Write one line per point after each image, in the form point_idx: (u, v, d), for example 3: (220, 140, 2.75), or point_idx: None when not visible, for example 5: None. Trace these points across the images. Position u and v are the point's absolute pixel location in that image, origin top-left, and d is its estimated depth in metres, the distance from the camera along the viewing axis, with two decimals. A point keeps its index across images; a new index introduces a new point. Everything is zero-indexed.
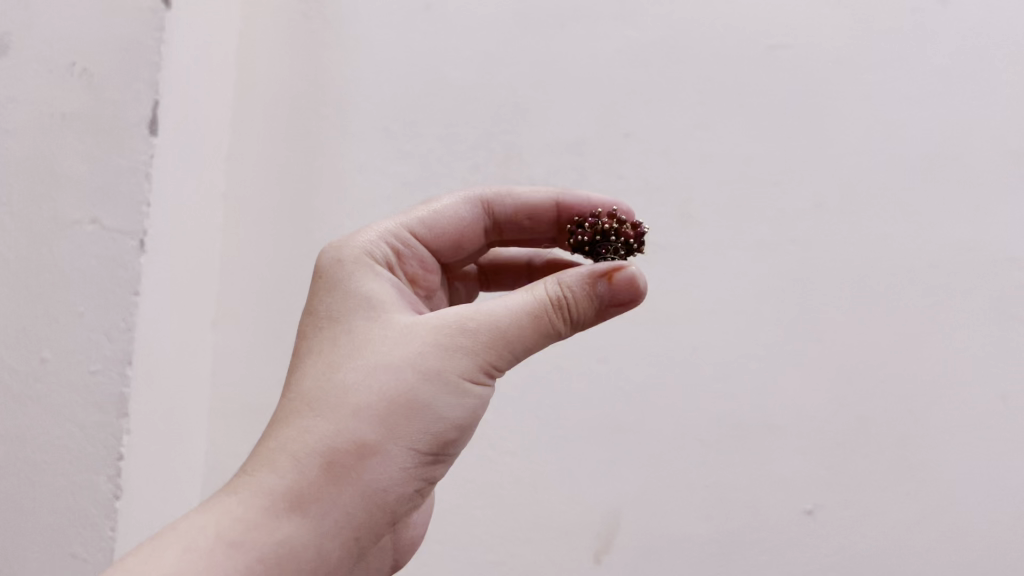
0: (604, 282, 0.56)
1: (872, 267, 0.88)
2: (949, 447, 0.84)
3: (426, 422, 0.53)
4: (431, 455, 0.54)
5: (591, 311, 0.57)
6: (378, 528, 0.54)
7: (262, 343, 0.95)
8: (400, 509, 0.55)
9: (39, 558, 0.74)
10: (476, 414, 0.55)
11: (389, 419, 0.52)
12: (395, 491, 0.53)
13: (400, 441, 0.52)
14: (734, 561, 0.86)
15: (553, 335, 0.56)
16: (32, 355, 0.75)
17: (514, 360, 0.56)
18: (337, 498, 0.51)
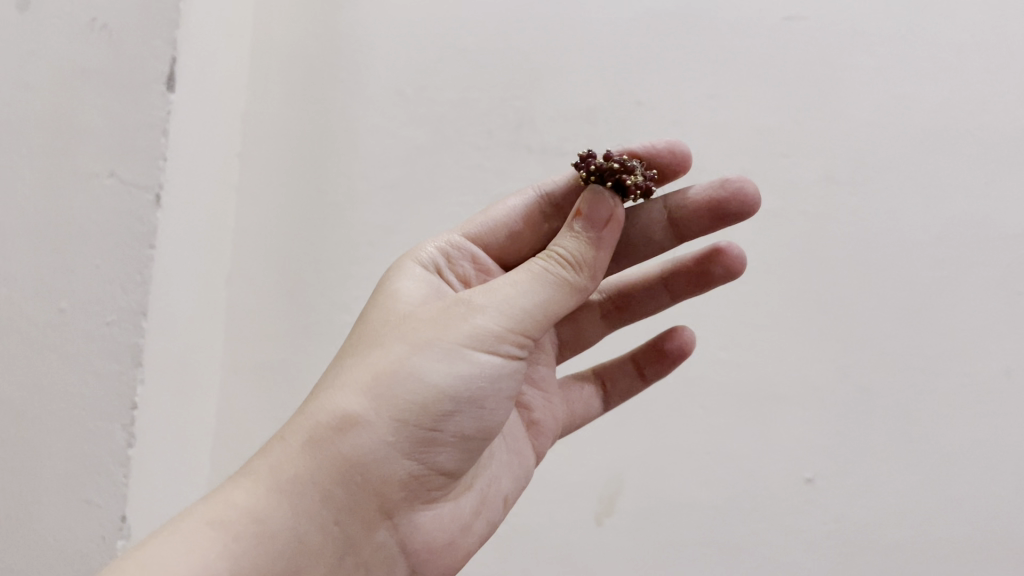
0: (586, 223, 0.56)
1: (881, 238, 0.87)
2: (951, 420, 0.84)
3: (411, 391, 0.53)
4: (423, 431, 0.53)
5: (588, 260, 0.55)
6: (366, 510, 0.54)
7: (275, 301, 0.99)
8: (392, 494, 0.54)
9: (55, 500, 0.78)
10: (478, 388, 0.54)
11: (372, 391, 0.53)
12: (377, 467, 0.53)
13: (382, 413, 0.52)
14: (732, 526, 0.87)
15: (557, 290, 0.54)
16: (51, 305, 0.79)
17: (518, 323, 0.54)
18: (318, 472, 0.53)
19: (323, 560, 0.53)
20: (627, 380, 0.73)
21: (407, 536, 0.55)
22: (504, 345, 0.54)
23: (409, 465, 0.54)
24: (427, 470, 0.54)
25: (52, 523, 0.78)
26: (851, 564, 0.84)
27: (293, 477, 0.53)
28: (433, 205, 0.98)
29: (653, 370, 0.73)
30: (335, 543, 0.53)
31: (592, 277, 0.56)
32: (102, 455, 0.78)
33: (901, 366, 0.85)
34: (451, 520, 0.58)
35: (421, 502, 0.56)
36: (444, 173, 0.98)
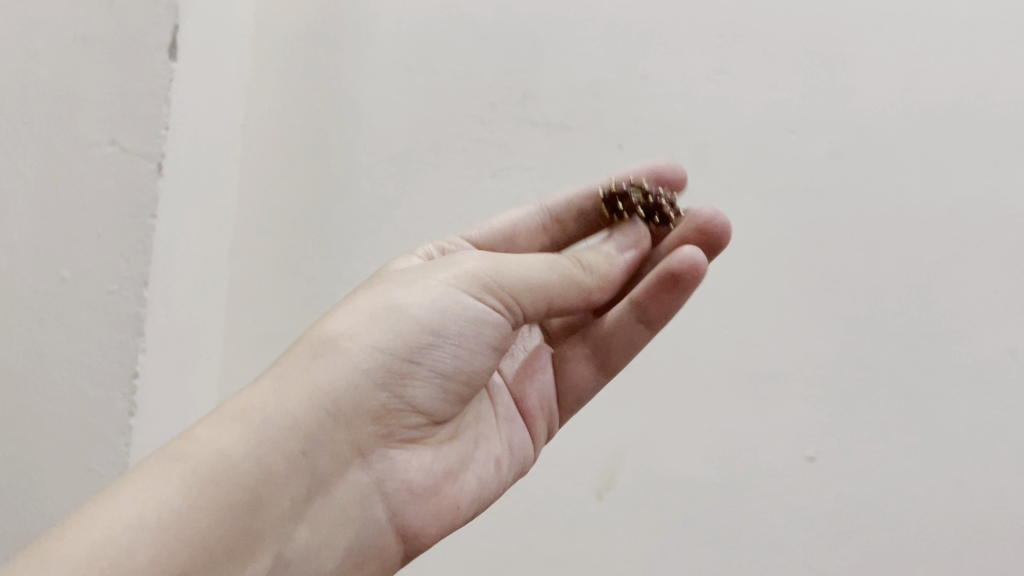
0: (614, 245, 0.63)
1: (888, 216, 0.86)
2: (954, 400, 0.83)
3: (390, 325, 0.54)
4: (400, 363, 0.54)
5: (600, 263, 0.61)
6: (339, 444, 0.53)
7: (278, 273, 0.99)
8: (365, 427, 0.54)
9: (58, 469, 0.78)
10: (461, 327, 0.56)
11: (351, 327, 0.55)
12: (352, 396, 0.53)
13: (358, 344, 0.54)
14: (733, 503, 0.87)
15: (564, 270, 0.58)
16: (52, 274, 0.78)
17: (518, 284, 0.56)
18: (288, 400, 0.52)
19: (288, 494, 0.50)
20: (623, 339, 0.67)
21: (383, 474, 0.55)
22: (494, 295, 0.56)
23: (384, 397, 0.54)
24: (402, 405, 0.55)
25: (52, 491, 0.78)
26: (849, 540, 0.85)
27: (260, 410, 0.51)
28: (436, 178, 0.97)
29: (653, 317, 0.65)
30: (300, 476, 0.51)
31: (602, 281, 0.60)
32: (105, 423, 0.78)
33: (905, 344, 0.85)
34: (432, 463, 0.58)
35: (396, 439, 0.56)
36: (447, 147, 0.97)
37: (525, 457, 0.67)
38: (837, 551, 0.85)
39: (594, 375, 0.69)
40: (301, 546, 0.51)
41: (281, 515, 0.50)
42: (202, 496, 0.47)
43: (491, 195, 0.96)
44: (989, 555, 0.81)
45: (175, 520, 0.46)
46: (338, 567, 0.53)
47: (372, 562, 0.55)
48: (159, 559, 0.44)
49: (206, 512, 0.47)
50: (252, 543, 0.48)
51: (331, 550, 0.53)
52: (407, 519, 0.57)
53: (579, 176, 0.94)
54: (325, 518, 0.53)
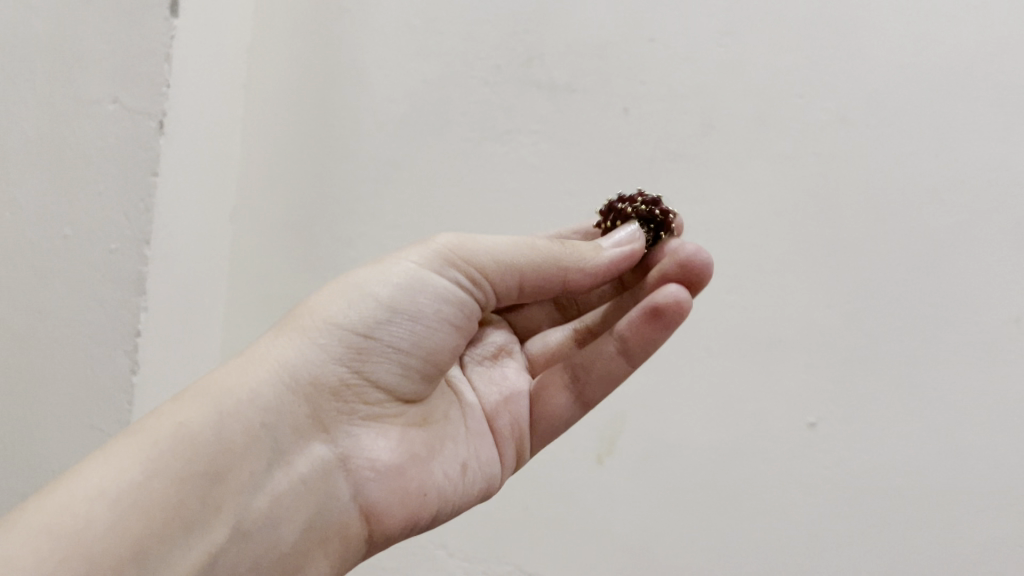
0: (609, 239, 0.60)
1: (897, 182, 0.85)
2: (957, 369, 0.83)
3: (350, 306, 0.56)
4: (357, 339, 0.55)
5: (582, 247, 0.59)
6: (298, 418, 0.53)
7: (282, 236, 1.00)
8: (325, 404, 0.54)
9: (67, 425, 0.81)
10: (421, 304, 0.56)
11: (315, 308, 0.57)
12: (309, 370, 0.54)
13: (319, 323, 0.56)
14: (733, 468, 0.88)
15: (538, 252, 0.58)
16: (55, 232, 0.80)
17: (495, 259, 0.58)
18: (249, 376, 0.53)
19: (246, 466, 0.51)
20: (602, 371, 0.64)
21: (349, 452, 0.55)
22: (454, 268, 0.57)
23: (339, 372, 0.55)
24: (361, 381, 0.55)
25: (59, 446, 0.81)
26: (849, 509, 0.85)
27: (221, 388, 0.52)
28: (440, 141, 0.97)
29: (635, 347, 0.62)
30: (260, 447, 0.51)
31: (579, 264, 0.58)
32: (109, 384, 0.79)
33: (908, 313, 0.84)
34: (398, 446, 0.56)
35: (359, 417, 0.56)
36: (451, 109, 0.97)
37: (492, 474, 0.62)
38: (835, 520, 0.85)
39: (570, 406, 0.65)
40: (259, 514, 0.50)
41: (243, 484, 0.50)
42: (161, 465, 0.48)
43: (495, 158, 0.95)
44: (987, 528, 0.81)
45: (135, 486, 0.47)
46: (300, 540, 0.52)
47: (335, 540, 0.54)
48: (117, 520, 0.46)
49: (165, 478, 0.48)
50: (205, 512, 0.48)
51: (290, 522, 0.51)
52: (372, 500, 0.55)
53: (583, 141, 0.93)
54: (284, 489, 0.52)
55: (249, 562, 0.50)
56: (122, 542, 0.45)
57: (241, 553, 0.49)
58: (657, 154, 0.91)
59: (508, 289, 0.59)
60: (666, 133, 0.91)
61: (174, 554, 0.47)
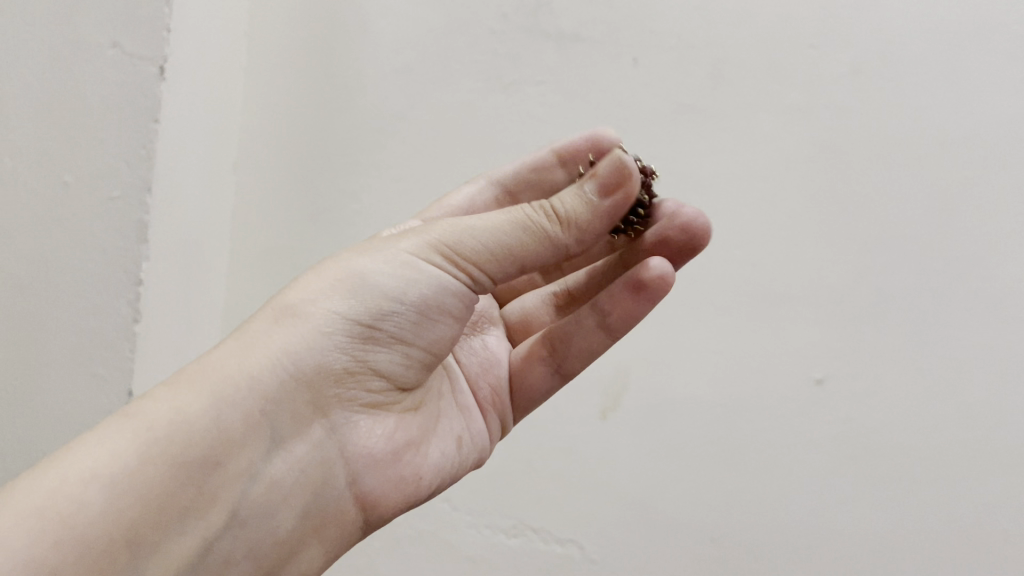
0: (598, 183, 0.52)
1: (908, 135, 0.84)
2: (967, 326, 0.82)
3: (354, 290, 0.53)
4: (362, 329, 0.53)
5: (579, 219, 0.52)
6: (298, 405, 0.52)
7: (286, 190, 0.99)
8: (325, 389, 0.53)
9: (67, 373, 0.81)
10: (429, 297, 0.54)
11: (316, 291, 0.54)
12: (313, 357, 0.52)
13: (322, 306, 0.53)
14: (739, 425, 0.87)
15: (533, 237, 0.52)
16: (56, 179, 0.79)
17: (496, 255, 0.52)
18: (250, 362, 0.51)
19: (244, 453, 0.50)
20: (581, 345, 0.64)
21: (346, 437, 0.54)
22: (451, 262, 0.53)
23: (343, 360, 0.53)
24: (364, 370, 0.54)
25: (61, 395, 0.81)
26: (854, 465, 0.84)
27: (220, 372, 0.51)
28: (445, 94, 0.96)
29: (616, 321, 0.62)
30: (258, 435, 0.50)
31: (578, 240, 0.53)
32: (111, 331, 0.79)
33: (918, 269, 0.83)
34: (395, 432, 0.57)
35: (358, 403, 0.55)
36: (457, 60, 0.95)
37: (481, 446, 0.64)
38: (840, 476, 0.85)
39: (547, 377, 0.66)
40: (256, 501, 0.50)
41: (240, 471, 0.50)
42: (156, 452, 0.47)
43: (502, 111, 0.94)
44: (993, 484, 0.81)
45: (128, 472, 0.46)
46: (297, 527, 0.52)
47: (331, 526, 0.54)
48: (111, 506, 0.45)
49: (160, 465, 0.47)
50: (201, 500, 0.48)
51: (287, 511, 0.52)
52: (366, 488, 0.55)
53: (591, 93, 0.91)
54: (281, 477, 0.51)
55: (246, 548, 0.50)
56: (114, 529, 0.45)
57: (236, 539, 0.50)
58: (666, 107, 0.90)
59: (506, 274, 0.53)
60: (676, 85, 0.89)
61: (167, 541, 0.47)
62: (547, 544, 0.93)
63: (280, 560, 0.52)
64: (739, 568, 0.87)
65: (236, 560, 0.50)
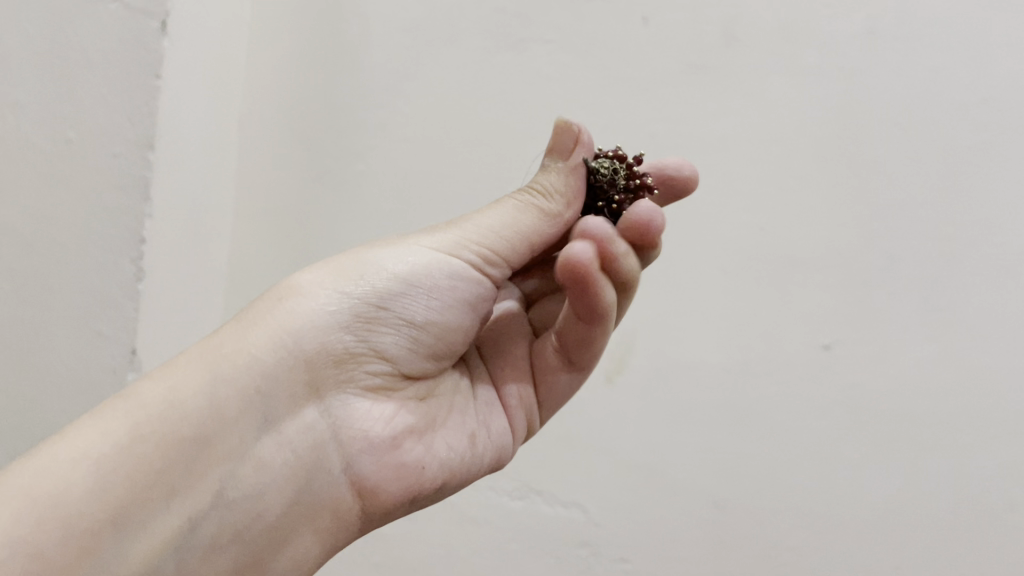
0: (557, 150, 0.59)
1: (922, 98, 0.82)
2: (978, 292, 0.81)
3: (360, 274, 0.56)
4: (367, 309, 0.55)
5: (559, 186, 0.58)
6: (296, 385, 0.53)
7: (292, 152, 0.99)
8: (326, 371, 0.54)
9: (70, 332, 0.81)
10: (434, 280, 0.57)
11: (323, 279, 0.56)
12: (314, 335, 0.53)
13: (327, 288, 0.55)
14: (745, 390, 0.87)
15: (536, 214, 0.58)
16: (60, 135, 0.79)
17: (514, 248, 0.58)
18: (252, 341, 0.52)
19: (236, 431, 0.50)
20: (575, 337, 0.60)
21: (343, 421, 0.54)
22: (469, 250, 0.58)
23: (347, 341, 0.55)
24: (366, 350, 0.55)
25: (64, 353, 0.81)
26: (861, 431, 0.84)
27: (221, 351, 0.52)
28: (452, 52, 0.94)
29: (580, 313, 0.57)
30: (252, 414, 0.51)
31: (566, 202, 0.58)
32: (112, 288, 0.79)
33: (930, 233, 0.82)
34: (396, 417, 0.56)
35: (359, 386, 0.55)
36: (464, 19, 0.94)
37: (503, 445, 0.62)
38: (846, 442, 0.84)
39: (565, 369, 0.64)
40: (245, 482, 0.50)
41: (231, 450, 0.50)
42: (149, 428, 0.47)
43: (509, 71, 0.93)
44: (1001, 451, 0.81)
45: (120, 448, 0.46)
46: (285, 512, 0.52)
47: (323, 515, 0.53)
48: (99, 482, 0.45)
49: (152, 441, 0.47)
50: (191, 475, 0.48)
51: (276, 493, 0.51)
52: (362, 475, 0.54)
53: (600, 53, 0.90)
54: (272, 458, 0.51)
55: (230, 531, 0.49)
56: (102, 503, 0.45)
57: (221, 519, 0.49)
58: (676, 67, 0.88)
59: (522, 259, 0.59)
60: (687, 44, 0.88)
61: (154, 517, 0.46)
62: (551, 508, 0.93)
63: (269, 545, 0.51)
64: (744, 532, 0.87)
65: (221, 542, 0.49)
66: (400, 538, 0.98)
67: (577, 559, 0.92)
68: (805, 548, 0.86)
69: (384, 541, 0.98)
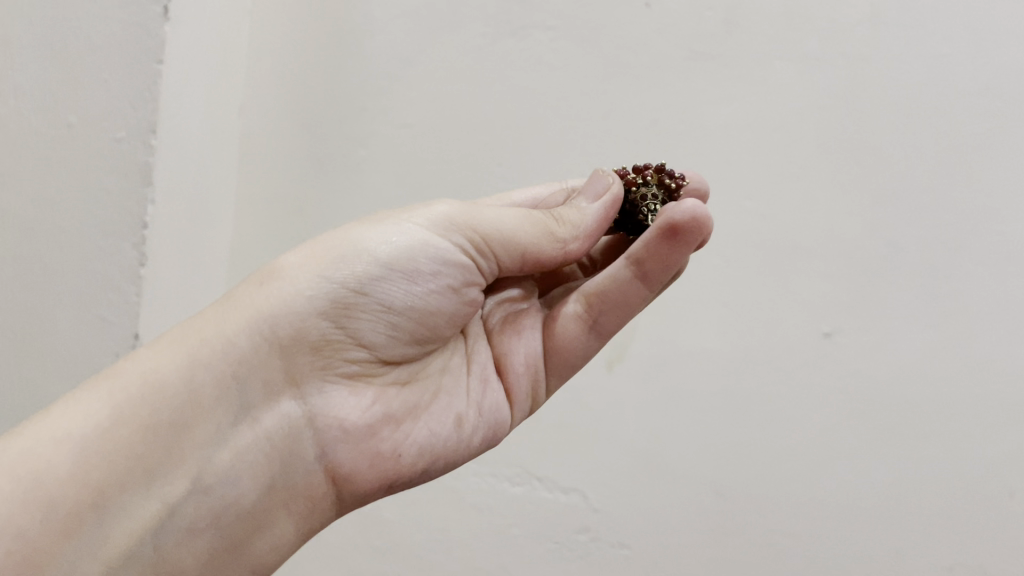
0: (589, 194, 0.61)
1: (925, 86, 0.82)
2: (979, 280, 0.81)
3: (344, 256, 0.54)
4: (346, 295, 0.53)
5: (576, 218, 0.59)
6: (270, 373, 0.52)
7: (293, 137, 0.99)
8: (302, 359, 0.53)
9: (72, 316, 0.81)
10: (418, 266, 0.54)
11: (305, 259, 0.54)
12: (290, 322, 0.52)
13: (307, 271, 0.53)
14: (745, 378, 0.87)
15: (545, 235, 0.58)
16: (60, 120, 0.80)
17: (513, 252, 0.57)
18: (229, 327, 0.52)
19: (212, 420, 0.50)
20: (615, 300, 0.61)
21: (318, 409, 0.54)
22: (460, 234, 0.56)
23: (324, 328, 0.53)
24: (344, 337, 0.54)
25: (66, 337, 0.81)
26: (860, 418, 0.84)
27: (202, 335, 0.51)
28: (454, 39, 0.94)
29: (653, 272, 0.58)
30: (226, 403, 0.51)
31: (576, 237, 0.59)
32: (113, 273, 0.79)
33: (932, 222, 0.82)
34: (374, 406, 0.56)
35: (336, 374, 0.54)
36: (466, 5, 0.93)
37: (498, 422, 0.62)
38: (846, 430, 0.84)
39: (584, 338, 0.63)
40: (220, 468, 0.50)
41: (206, 438, 0.50)
42: (128, 414, 0.48)
43: (512, 58, 0.92)
44: (999, 442, 0.81)
45: (99, 433, 0.48)
46: (262, 501, 0.52)
47: (301, 501, 0.54)
48: (80, 464, 0.47)
49: (130, 428, 0.48)
50: (167, 463, 0.49)
51: (252, 481, 0.51)
52: (338, 463, 0.54)
53: (602, 40, 0.90)
54: (247, 446, 0.51)
55: (208, 516, 0.50)
56: (77, 488, 0.46)
57: (200, 506, 0.50)
58: (678, 54, 0.88)
59: (512, 264, 0.58)
60: (689, 31, 0.87)
61: (128, 503, 0.47)
62: (551, 494, 0.93)
63: (245, 531, 0.52)
64: (744, 519, 0.87)
65: (199, 530, 0.50)
66: (400, 522, 0.98)
67: (577, 544, 0.93)
68: (804, 536, 0.86)
69: (385, 525, 0.99)
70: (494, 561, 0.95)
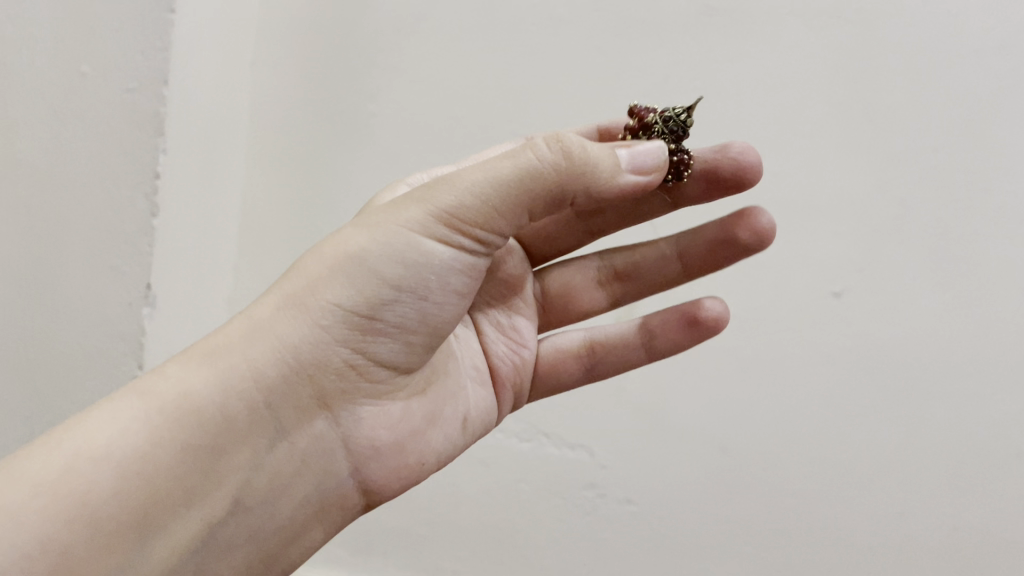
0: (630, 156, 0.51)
1: (940, 44, 0.81)
2: (990, 241, 0.81)
3: (352, 274, 0.50)
4: (359, 321, 0.50)
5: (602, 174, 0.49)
6: (299, 400, 0.51)
7: (304, 95, 0.99)
8: (327, 381, 0.51)
9: (83, 265, 0.81)
10: (434, 279, 0.51)
11: (318, 280, 0.50)
12: (311, 351, 0.50)
13: (321, 298, 0.50)
14: (754, 337, 0.87)
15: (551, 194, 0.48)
16: (72, 70, 0.79)
17: (512, 218, 0.49)
18: (251, 355, 0.50)
19: (247, 446, 0.50)
20: (618, 358, 0.67)
21: (349, 430, 0.54)
22: (454, 228, 0.49)
23: (343, 354, 0.51)
24: (365, 361, 0.52)
25: (78, 287, 0.82)
26: (867, 378, 0.84)
27: (225, 358, 0.50)
28: None
29: (661, 347, 0.66)
30: (262, 428, 0.51)
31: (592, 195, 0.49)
32: (127, 225, 0.80)
33: (943, 182, 0.81)
34: (400, 422, 0.56)
35: (362, 396, 0.54)
36: None
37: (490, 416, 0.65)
38: (852, 388, 0.85)
39: (578, 373, 0.68)
40: (259, 488, 0.51)
41: (245, 460, 0.50)
42: (168, 437, 0.47)
43: (523, 14, 0.92)
44: (1008, 401, 0.81)
45: (140, 453, 0.47)
46: (298, 515, 0.54)
47: (334, 509, 0.55)
48: (122, 482, 0.46)
49: (171, 450, 0.48)
50: (206, 484, 0.49)
51: (289, 499, 0.53)
52: (371, 477, 0.56)
53: None
54: (283, 466, 0.52)
55: (247, 532, 0.52)
56: (123, 507, 0.46)
57: (240, 524, 0.51)
58: (691, 9, 0.87)
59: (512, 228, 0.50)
60: None
61: (174, 523, 0.48)
62: (558, 450, 0.94)
63: (281, 543, 0.54)
64: (748, 476, 0.88)
65: (240, 540, 0.52)
66: None
67: (584, 501, 0.93)
68: (809, 491, 0.86)
69: None
70: (501, 515, 0.96)
